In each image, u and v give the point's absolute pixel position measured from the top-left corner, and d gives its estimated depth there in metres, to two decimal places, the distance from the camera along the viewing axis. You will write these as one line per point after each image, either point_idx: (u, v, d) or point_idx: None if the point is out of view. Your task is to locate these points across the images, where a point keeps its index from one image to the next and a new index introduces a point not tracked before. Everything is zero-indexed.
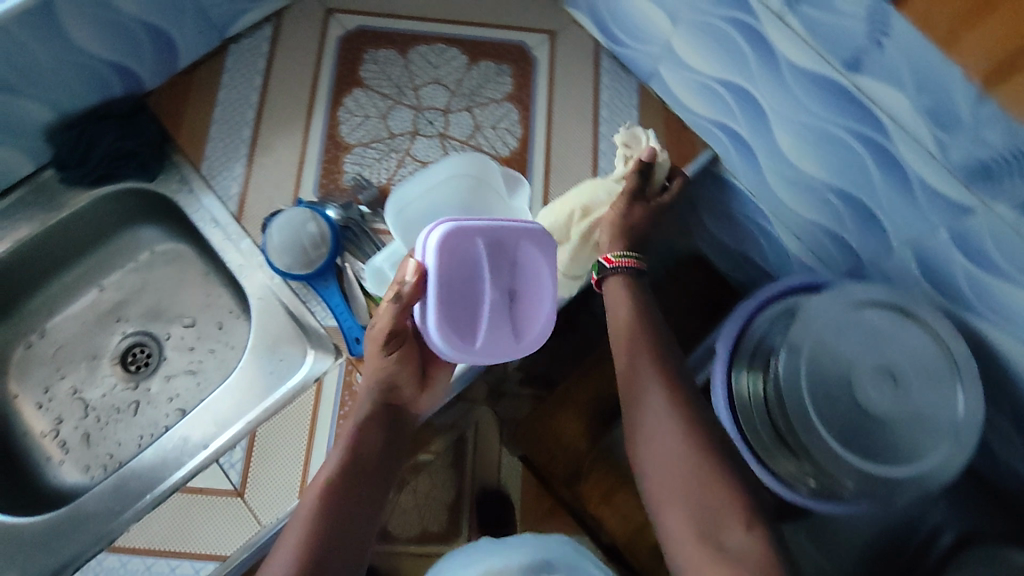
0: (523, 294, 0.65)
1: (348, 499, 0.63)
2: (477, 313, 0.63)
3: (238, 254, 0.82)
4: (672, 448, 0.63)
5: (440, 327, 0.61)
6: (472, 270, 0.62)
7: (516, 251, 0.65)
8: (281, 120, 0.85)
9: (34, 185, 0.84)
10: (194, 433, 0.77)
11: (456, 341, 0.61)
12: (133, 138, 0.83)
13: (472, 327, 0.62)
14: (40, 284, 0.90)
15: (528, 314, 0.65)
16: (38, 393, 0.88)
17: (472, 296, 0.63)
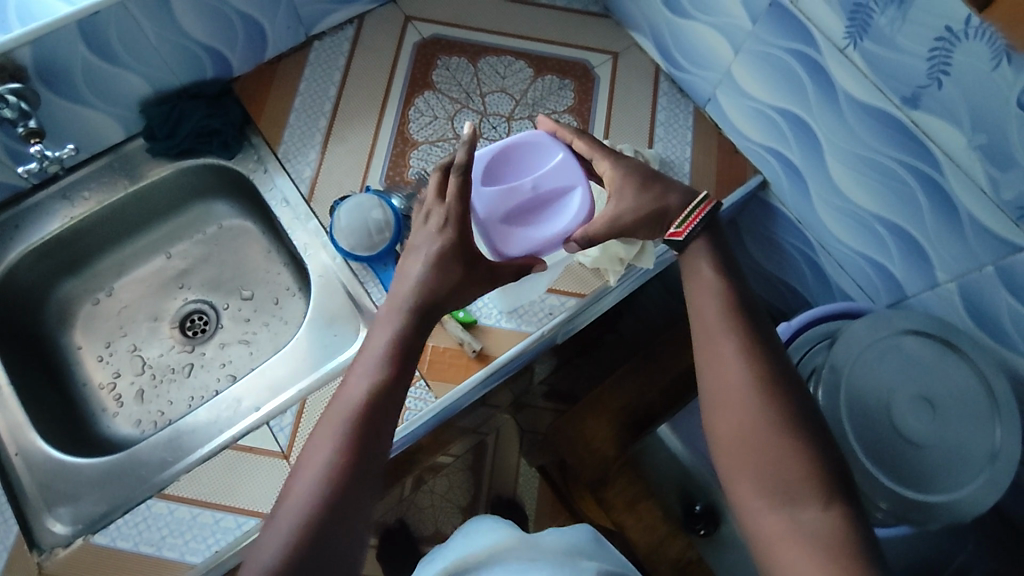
0: (519, 165, 0.73)
1: (372, 432, 0.58)
2: (550, 200, 0.71)
3: (304, 233, 0.87)
4: (734, 425, 0.58)
5: (570, 218, 0.70)
6: (517, 208, 0.70)
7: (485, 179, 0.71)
8: (355, 113, 0.91)
9: (121, 154, 0.91)
10: (247, 396, 0.81)
11: (577, 206, 0.70)
12: (218, 118, 0.89)
13: (567, 199, 0.71)
14: (114, 245, 0.95)
15: (532, 160, 0.73)
16: (100, 347, 0.93)
17: (538, 208, 0.71)
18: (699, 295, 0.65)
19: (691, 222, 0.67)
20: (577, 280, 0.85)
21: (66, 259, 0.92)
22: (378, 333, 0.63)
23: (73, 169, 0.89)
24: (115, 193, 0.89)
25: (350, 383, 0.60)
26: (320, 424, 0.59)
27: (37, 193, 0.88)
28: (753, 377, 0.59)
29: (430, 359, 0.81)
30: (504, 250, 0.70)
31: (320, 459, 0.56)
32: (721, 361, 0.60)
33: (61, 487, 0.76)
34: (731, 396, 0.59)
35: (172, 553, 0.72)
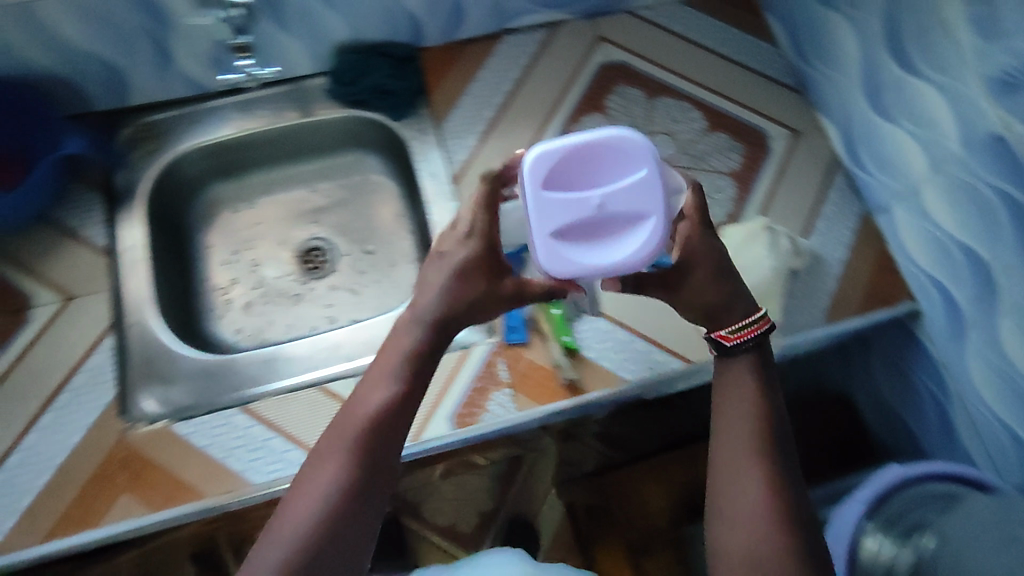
0: (577, 169, 0.60)
1: (382, 445, 0.58)
2: (619, 222, 0.59)
3: (441, 212, 0.89)
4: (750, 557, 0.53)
5: (647, 249, 0.58)
6: (572, 229, 0.59)
7: (546, 180, 0.59)
8: (524, 114, 0.94)
9: (301, 86, 0.96)
10: (345, 343, 0.84)
11: (639, 235, 0.58)
12: (397, 80, 0.93)
13: (643, 226, 0.58)
14: (269, 165, 1.01)
15: (613, 164, 0.60)
16: (226, 252, 0.99)
17: (600, 226, 0.59)
18: (730, 388, 0.62)
19: (742, 335, 0.62)
20: (689, 343, 0.82)
21: (226, 163, 0.98)
22: (393, 349, 0.62)
23: (257, 87, 0.95)
24: (285, 121, 0.95)
25: (366, 391, 0.60)
26: (325, 437, 0.58)
27: (221, 99, 0.95)
28: (768, 496, 0.55)
29: (523, 371, 0.81)
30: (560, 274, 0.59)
31: (326, 477, 0.55)
32: (732, 477, 0.57)
33: (162, 368, 0.81)
34: (738, 552, 0.54)
35: (238, 465, 0.75)
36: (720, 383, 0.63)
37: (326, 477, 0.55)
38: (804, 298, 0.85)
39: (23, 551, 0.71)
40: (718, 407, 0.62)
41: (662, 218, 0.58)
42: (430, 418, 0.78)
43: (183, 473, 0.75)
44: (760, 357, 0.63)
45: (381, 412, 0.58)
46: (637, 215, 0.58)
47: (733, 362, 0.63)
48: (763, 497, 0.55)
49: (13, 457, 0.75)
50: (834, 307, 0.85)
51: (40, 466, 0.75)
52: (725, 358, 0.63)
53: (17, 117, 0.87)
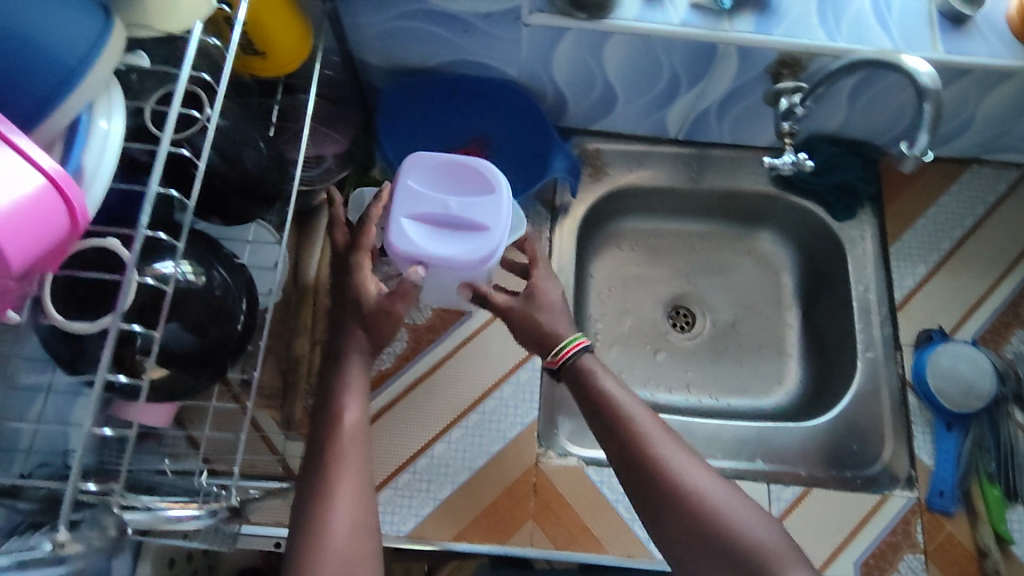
0: (445, 182, 0.69)
1: (349, 436, 0.57)
2: (460, 224, 0.67)
3: (872, 333, 0.87)
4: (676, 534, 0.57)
5: (477, 258, 0.66)
6: (428, 220, 0.67)
7: (414, 183, 0.67)
8: (980, 258, 0.89)
9: (707, 152, 0.96)
10: (745, 437, 0.85)
11: (472, 239, 0.66)
12: (861, 181, 0.91)
13: (480, 236, 0.66)
14: (678, 215, 1.01)
15: (470, 176, 0.68)
16: (612, 285, 0.99)
17: (443, 220, 0.67)
18: (604, 379, 0.65)
19: (565, 354, 0.67)
20: None
21: (647, 203, 0.99)
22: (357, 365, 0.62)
23: (686, 142, 0.96)
24: (702, 183, 0.96)
25: (333, 406, 0.59)
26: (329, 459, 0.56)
27: (660, 145, 0.96)
28: (719, 487, 0.58)
29: (940, 541, 0.77)
30: (397, 250, 0.66)
31: (342, 483, 0.55)
32: (658, 462, 0.59)
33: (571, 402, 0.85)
34: (672, 545, 0.57)
35: (642, 533, 0.76)
36: (575, 388, 0.67)
37: (339, 508, 0.53)
38: None
39: (433, 541, 0.74)
40: (586, 403, 0.65)
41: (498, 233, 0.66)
42: (835, 555, 0.76)
43: (588, 519, 0.76)
44: (596, 357, 0.67)
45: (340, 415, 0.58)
46: (478, 223, 0.67)
47: (573, 369, 0.67)
48: (716, 491, 0.57)
49: (436, 446, 0.78)
50: None
51: (460, 462, 0.77)
52: (560, 372, 0.68)
53: (528, 132, 0.88)
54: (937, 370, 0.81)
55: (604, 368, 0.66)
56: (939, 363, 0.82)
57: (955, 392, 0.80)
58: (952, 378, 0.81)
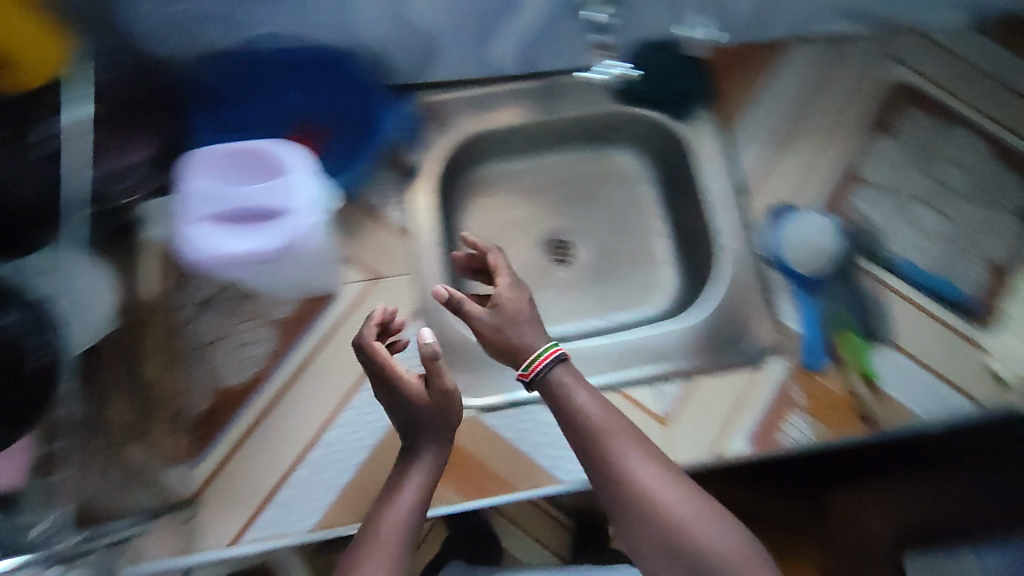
0: (227, 172, 0.78)
1: (400, 514, 0.65)
2: (257, 217, 0.76)
3: (729, 221, 0.91)
4: (660, 549, 0.62)
5: (279, 242, 0.75)
6: (214, 216, 0.76)
7: (196, 180, 0.77)
8: (814, 130, 0.94)
9: (556, 82, 0.96)
10: (632, 348, 0.87)
11: (268, 230, 0.75)
12: (690, 80, 0.95)
13: (277, 224, 0.75)
14: (531, 151, 1.01)
15: (262, 172, 0.79)
16: (484, 235, 0.98)
17: (235, 217, 0.76)
18: (568, 399, 0.68)
19: (540, 364, 0.69)
20: (975, 381, 0.83)
21: (498, 146, 0.99)
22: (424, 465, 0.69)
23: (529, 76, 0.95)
24: (549, 114, 0.96)
25: (399, 490, 0.67)
26: (364, 538, 0.64)
27: (508, 82, 0.95)
28: (678, 495, 0.63)
29: (817, 395, 0.81)
30: (199, 252, 0.77)
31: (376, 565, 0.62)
32: (664, 510, 0.62)
33: (459, 357, 0.84)
34: (649, 556, 0.63)
35: (545, 462, 0.77)
36: (548, 402, 0.70)
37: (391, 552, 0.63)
38: None
39: (342, 526, 0.72)
40: (557, 413, 0.69)
41: (291, 216, 0.75)
42: (729, 432, 0.79)
43: (495, 466, 0.77)
44: (570, 370, 0.70)
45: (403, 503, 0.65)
46: (281, 212, 0.75)
47: (550, 381, 0.69)
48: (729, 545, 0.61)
49: (328, 433, 0.76)
50: None
51: (355, 443, 0.76)
52: (536, 380, 0.69)
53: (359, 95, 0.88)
54: (782, 239, 0.88)
55: (575, 381, 0.69)
56: (784, 234, 0.88)
57: (799, 254, 0.87)
58: (795, 242, 0.87)
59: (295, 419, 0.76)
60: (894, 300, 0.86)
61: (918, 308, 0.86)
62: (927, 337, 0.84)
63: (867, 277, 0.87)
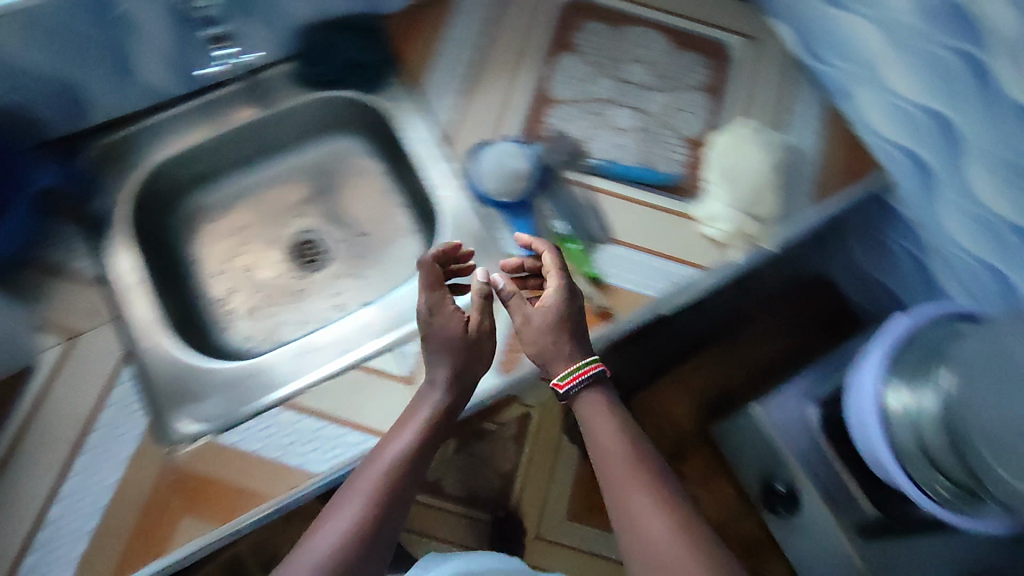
0: None
1: (395, 496, 0.67)
2: None
3: (442, 176, 0.91)
4: (653, 532, 0.64)
5: None
6: None
7: None
8: (499, 63, 0.92)
9: (258, 80, 0.93)
10: (374, 319, 0.83)
11: None
12: (367, 50, 0.90)
13: None
14: (243, 166, 0.99)
15: None
16: (218, 262, 0.96)
17: None
18: (594, 422, 0.73)
19: (576, 379, 0.73)
20: (694, 251, 0.86)
21: (202, 171, 0.96)
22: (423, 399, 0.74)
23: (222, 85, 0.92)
24: (252, 117, 0.93)
25: (386, 445, 0.70)
26: (354, 480, 0.68)
27: (211, 94, 0.91)
28: (649, 499, 0.66)
29: None
30: None
31: (361, 500, 0.66)
32: (628, 489, 0.67)
33: (189, 387, 0.78)
34: (627, 529, 0.66)
35: (295, 460, 0.73)
36: (589, 423, 0.73)
37: (340, 524, 0.64)
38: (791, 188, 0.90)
39: None
40: (593, 455, 0.72)
41: None
42: None
43: (242, 482, 0.72)
44: (602, 390, 0.74)
45: (398, 460, 0.68)
46: None
47: (595, 397, 0.74)
48: (653, 514, 0.65)
49: (53, 511, 0.70)
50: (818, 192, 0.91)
51: (87, 512, 0.70)
52: (569, 399, 0.75)
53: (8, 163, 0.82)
54: (485, 173, 0.88)
55: (599, 407, 0.73)
56: (484, 167, 0.89)
57: (500, 185, 0.87)
58: (496, 173, 0.88)
59: (15, 507, 0.70)
60: (605, 199, 0.87)
61: (628, 199, 0.88)
62: (643, 223, 0.87)
63: (574, 186, 0.88)
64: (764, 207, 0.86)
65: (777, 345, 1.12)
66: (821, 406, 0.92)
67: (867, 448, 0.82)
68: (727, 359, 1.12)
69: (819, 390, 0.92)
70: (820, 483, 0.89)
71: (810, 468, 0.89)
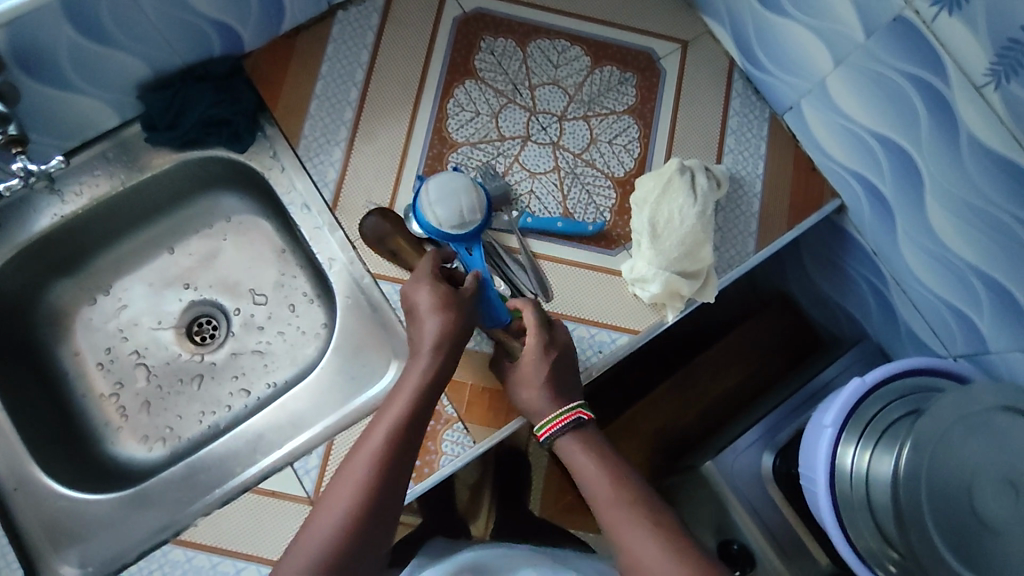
0: None
1: (394, 471, 0.58)
2: None
3: (329, 245, 0.78)
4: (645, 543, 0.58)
5: None
6: None
7: None
8: (388, 103, 0.79)
9: (110, 144, 0.79)
10: (268, 431, 0.76)
11: None
12: (228, 105, 0.76)
13: None
14: (111, 240, 0.85)
15: None
16: (99, 353, 0.84)
17: None
18: (576, 455, 0.66)
19: (555, 425, 0.67)
20: (625, 313, 0.77)
21: (59, 255, 0.82)
22: (416, 374, 0.64)
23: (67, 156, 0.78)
24: (105, 188, 0.78)
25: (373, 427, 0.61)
26: (337, 484, 0.58)
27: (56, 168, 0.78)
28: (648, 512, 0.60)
29: (468, 400, 0.75)
30: None
31: (350, 487, 0.56)
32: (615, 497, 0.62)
33: (67, 530, 0.70)
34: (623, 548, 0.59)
35: None
36: (567, 452, 0.67)
37: (339, 503, 0.56)
38: (732, 228, 0.81)
39: None
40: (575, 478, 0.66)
41: None
42: None
43: None
44: (582, 434, 0.67)
45: (390, 437, 0.59)
46: None
47: (569, 439, 0.67)
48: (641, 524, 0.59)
49: None
50: (763, 228, 0.81)
51: None
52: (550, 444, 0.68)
53: None
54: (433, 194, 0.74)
55: (581, 445, 0.66)
56: (435, 189, 0.74)
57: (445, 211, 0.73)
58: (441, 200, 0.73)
59: None
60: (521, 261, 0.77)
61: (549, 259, 0.77)
62: (567, 285, 0.77)
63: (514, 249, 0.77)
64: (698, 260, 0.75)
65: (737, 375, 0.96)
66: (777, 456, 0.85)
67: (814, 505, 0.76)
68: (686, 396, 0.96)
69: (776, 440, 0.86)
70: (775, 538, 0.84)
71: (765, 525, 0.85)
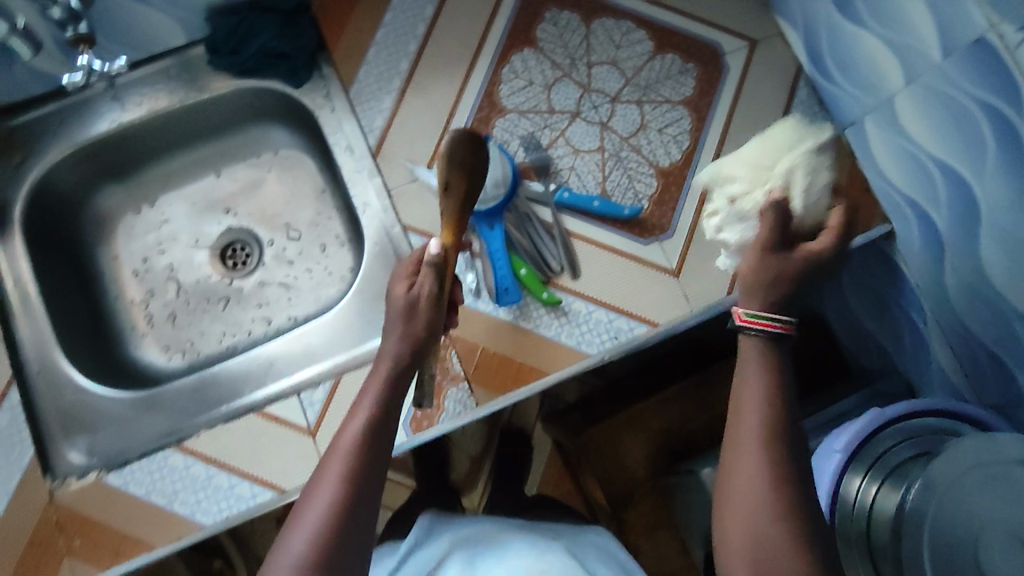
0: None
1: (370, 470, 0.50)
2: None
3: (365, 190, 0.79)
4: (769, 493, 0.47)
5: None
6: None
7: None
8: (445, 59, 0.80)
9: (173, 61, 0.82)
10: (279, 359, 0.77)
11: None
12: (290, 39, 0.78)
13: None
14: (163, 155, 0.89)
15: None
16: (136, 261, 0.88)
17: None
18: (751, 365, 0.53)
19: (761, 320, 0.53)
20: (647, 304, 0.75)
21: (112, 160, 0.85)
22: (381, 373, 0.56)
23: (131, 67, 0.82)
24: (162, 102, 0.81)
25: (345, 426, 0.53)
26: (306, 498, 0.49)
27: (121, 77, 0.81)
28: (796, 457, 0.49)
29: (477, 362, 0.75)
30: None
31: (324, 494, 0.48)
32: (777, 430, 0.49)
33: (80, 419, 0.74)
34: (744, 480, 0.48)
35: (184, 510, 0.69)
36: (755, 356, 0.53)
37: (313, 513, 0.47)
38: None
39: None
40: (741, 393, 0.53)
41: None
42: None
43: (125, 527, 0.69)
44: (782, 350, 0.53)
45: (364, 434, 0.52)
46: None
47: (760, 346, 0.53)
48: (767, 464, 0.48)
49: None
50: None
51: None
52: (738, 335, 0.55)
53: None
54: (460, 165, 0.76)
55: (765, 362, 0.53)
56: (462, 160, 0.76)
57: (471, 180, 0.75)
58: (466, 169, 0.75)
59: None
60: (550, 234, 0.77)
61: (579, 237, 0.77)
62: (593, 266, 0.76)
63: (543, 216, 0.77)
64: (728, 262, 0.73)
65: None
66: None
67: None
68: (698, 399, 0.91)
69: None
70: None
71: None
